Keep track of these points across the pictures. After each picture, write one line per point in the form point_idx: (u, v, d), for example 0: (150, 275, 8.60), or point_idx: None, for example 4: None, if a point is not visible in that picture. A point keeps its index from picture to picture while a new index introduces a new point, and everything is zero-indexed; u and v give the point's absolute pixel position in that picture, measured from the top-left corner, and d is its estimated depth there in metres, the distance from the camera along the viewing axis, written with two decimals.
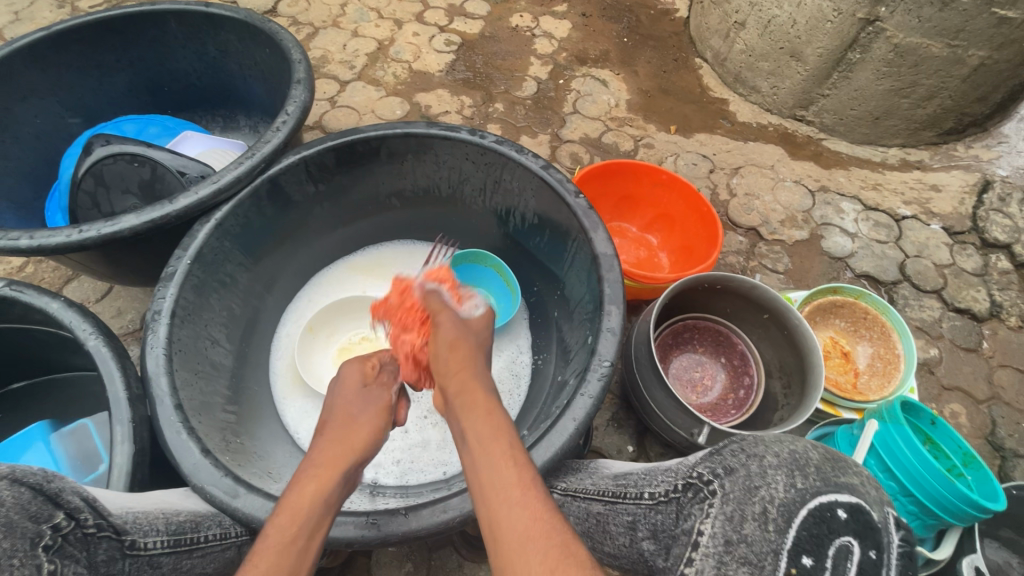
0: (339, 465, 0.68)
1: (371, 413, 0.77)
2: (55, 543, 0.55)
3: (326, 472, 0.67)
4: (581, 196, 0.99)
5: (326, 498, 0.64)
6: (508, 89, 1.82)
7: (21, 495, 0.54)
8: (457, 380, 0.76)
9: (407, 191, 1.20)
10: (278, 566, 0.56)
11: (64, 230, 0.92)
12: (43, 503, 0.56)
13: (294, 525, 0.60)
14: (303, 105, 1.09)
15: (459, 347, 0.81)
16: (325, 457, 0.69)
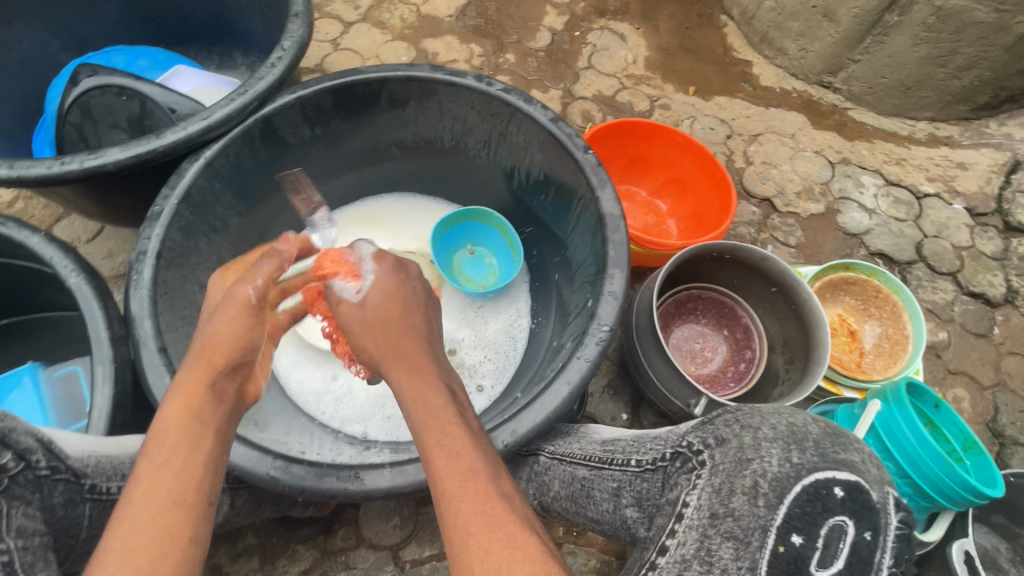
0: (206, 375, 0.62)
1: (234, 320, 0.66)
2: (3, 482, 0.51)
3: (197, 390, 0.60)
4: (590, 152, 0.94)
5: (207, 419, 0.58)
6: (520, 40, 1.73)
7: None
8: (388, 350, 0.69)
9: (408, 141, 1.14)
10: (151, 525, 0.50)
11: (46, 161, 0.87)
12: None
13: (175, 456, 0.55)
14: (300, 41, 1.02)
15: (383, 330, 0.70)
16: (192, 370, 0.62)
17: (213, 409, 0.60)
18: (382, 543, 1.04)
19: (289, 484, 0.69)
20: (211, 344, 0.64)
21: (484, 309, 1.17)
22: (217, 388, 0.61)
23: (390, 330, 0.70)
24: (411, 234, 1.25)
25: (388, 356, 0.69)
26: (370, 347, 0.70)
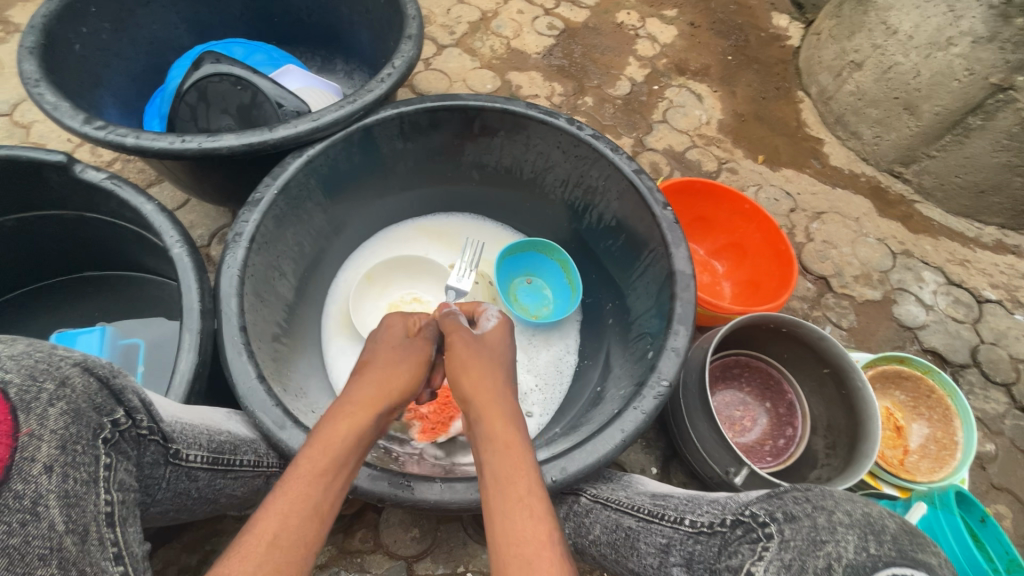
0: (379, 394, 0.72)
1: (412, 359, 0.79)
2: (113, 436, 0.54)
3: (361, 407, 0.69)
4: (669, 209, 0.96)
5: (362, 438, 0.66)
6: (601, 85, 1.79)
7: (90, 383, 0.53)
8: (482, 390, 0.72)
9: (489, 167, 1.19)
10: (292, 526, 0.55)
11: (168, 137, 0.93)
12: (108, 397, 0.54)
13: (329, 468, 0.61)
14: (409, 61, 1.09)
15: (474, 367, 0.75)
16: (366, 391, 0.72)
17: (369, 432, 0.68)
18: (399, 552, 1.05)
19: None
20: (394, 378, 0.75)
21: (533, 339, 1.19)
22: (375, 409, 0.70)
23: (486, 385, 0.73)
24: None
25: (484, 411, 0.69)
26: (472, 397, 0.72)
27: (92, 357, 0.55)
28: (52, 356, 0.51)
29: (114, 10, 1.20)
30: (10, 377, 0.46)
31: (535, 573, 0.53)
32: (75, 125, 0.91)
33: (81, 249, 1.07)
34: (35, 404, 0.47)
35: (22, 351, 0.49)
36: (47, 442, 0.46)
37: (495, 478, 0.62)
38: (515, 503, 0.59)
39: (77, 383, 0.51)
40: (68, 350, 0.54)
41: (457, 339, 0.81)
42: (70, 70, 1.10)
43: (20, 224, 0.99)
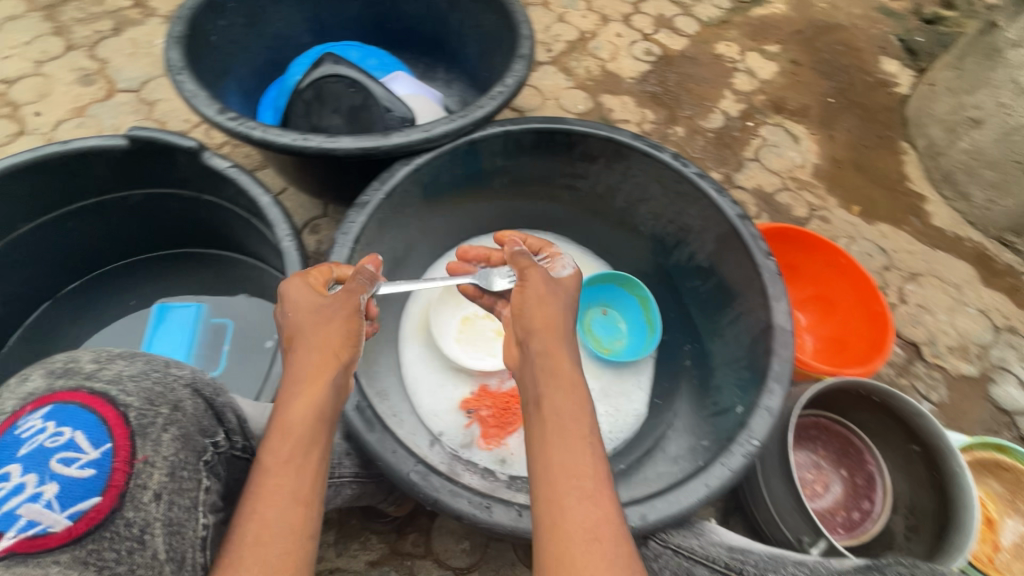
0: (327, 366, 0.67)
1: (343, 316, 0.73)
2: (213, 459, 0.58)
3: (317, 385, 0.65)
4: (771, 259, 0.93)
5: (326, 413, 0.64)
6: (693, 116, 1.76)
7: (197, 405, 0.58)
8: (542, 331, 0.78)
9: (581, 192, 1.19)
10: (274, 515, 0.54)
11: (291, 134, 0.97)
12: (211, 419, 0.59)
13: (292, 453, 0.59)
14: (519, 81, 1.10)
15: (545, 303, 0.81)
16: (311, 364, 0.67)
17: (329, 406, 0.65)
18: (448, 562, 1.06)
19: (424, 492, 0.72)
20: (334, 343, 0.70)
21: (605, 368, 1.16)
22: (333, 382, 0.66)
23: (553, 319, 0.79)
24: None
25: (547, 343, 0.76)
26: (535, 327, 0.79)
27: (199, 377, 0.61)
28: (166, 381, 0.56)
29: (249, 7, 1.27)
30: (131, 400, 0.51)
31: (592, 501, 0.62)
32: (210, 114, 0.98)
33: (189, 226, 1.13)
34: (151, 428, 0.51)
35: (141, 373, 0.54)
36: (158, 469, 0.50)
37: (555, 410, 0.69)
38: (574, 438, 0.67)
39: (186, 406, 0.56)
40: (179, 371, 0.59)
41: (533, 275, 0.86)
42: (205, 61, 1.18)
43: (145, 199, 1.06)
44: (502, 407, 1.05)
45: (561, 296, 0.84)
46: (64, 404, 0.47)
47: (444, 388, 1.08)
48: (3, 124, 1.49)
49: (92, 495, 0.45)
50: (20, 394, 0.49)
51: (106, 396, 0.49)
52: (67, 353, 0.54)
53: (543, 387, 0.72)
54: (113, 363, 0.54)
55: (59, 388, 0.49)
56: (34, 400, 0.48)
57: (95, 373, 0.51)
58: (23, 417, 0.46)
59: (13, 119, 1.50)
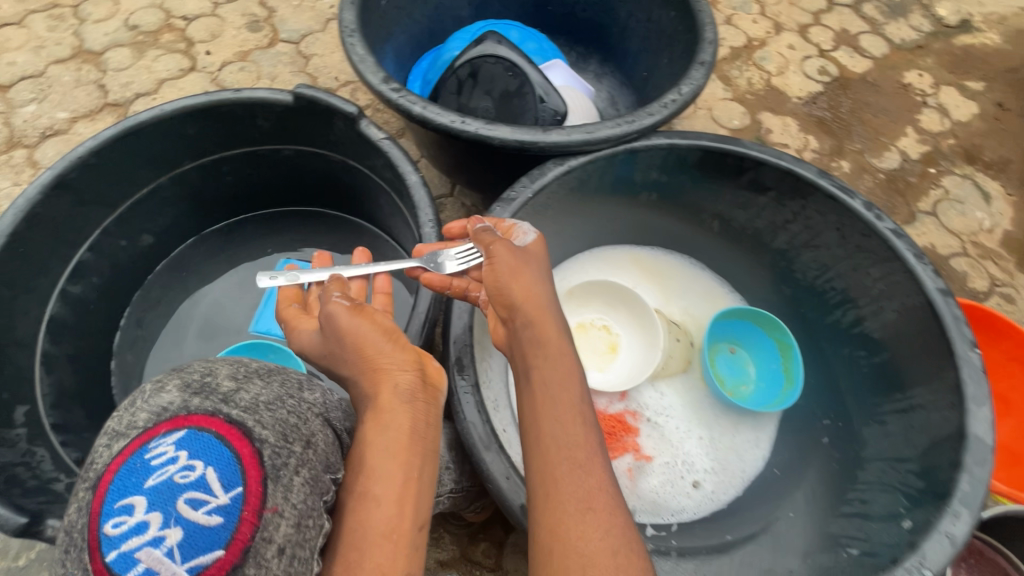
0: (390, 379, 0.59)
1: (358, 322, 0.62)
2: (333, 502, 0.52)
3: (387, 400, 0.57)
4: (976, 351, 0.77)
5: (401, 431, 0.56)
6: (864, 151, 1.55)
7: (327, 438, 0.55)
8: (529, 305, 0.73)
9: (736, 223, 1.06)
10: (366, 554, 0.48)
11: (450, 114, 0.93)
12: (336, 455, 0.55)
13: (377, 483, 0.52)
14: (696, 90, 0.99)
15: (523, 275, 0.74)
16: (369, 381, 0.59)
17: (403, 422, 0.56)
18: None
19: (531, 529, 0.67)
20: (371, 356, 0.60)
21: (721, 420, 1.04)
22: (405, 393, 0.58)
23: (532, 292, 0.74)
24: (682, 306, 1.15)
25: (532, 314, 0.72)
26: (527, 314, 0.72)
27: (328, 407, 0.60)
28: (299, 412, 0.54)
29: None
30: (265, 435, 0.47)
31: (586, 474, 0.63)
32: (375, 83, 0.96)
33: (329, 188, 1.14)
34: (284, 471, 0.46)
35: (273, 402, 0.51)
36: (285, 519, 0.44)
37: (545, 382, 0.69)
38: (566, 412, 0.67)
39: (317, 440, 0.53)
40: (305, 401, 0.56)
41: (500, 249, 0.76)
42: (372, 24, 1.17)
43: (294, 155, 1.08)
44: (607, 429, 1.00)
45: (534, 264, 0.77)
46: (198, 431, 0.43)
47: None
48: (178, 59, 1.59)
49: (216, 549, 0.39)
50: (154, 408, 0.45)
51: (242, 428, 0.45)
52: (203, 368, 0.52)
53: (530, 359, 0.71)
54: (246, 387, 0.51)
55: (196, 410, 0.45)
56: (169, 420, 0.44)
57: (231, 398, 0.48)
58: (156, 439, 0.42)
59: (187, 56, 1.60)
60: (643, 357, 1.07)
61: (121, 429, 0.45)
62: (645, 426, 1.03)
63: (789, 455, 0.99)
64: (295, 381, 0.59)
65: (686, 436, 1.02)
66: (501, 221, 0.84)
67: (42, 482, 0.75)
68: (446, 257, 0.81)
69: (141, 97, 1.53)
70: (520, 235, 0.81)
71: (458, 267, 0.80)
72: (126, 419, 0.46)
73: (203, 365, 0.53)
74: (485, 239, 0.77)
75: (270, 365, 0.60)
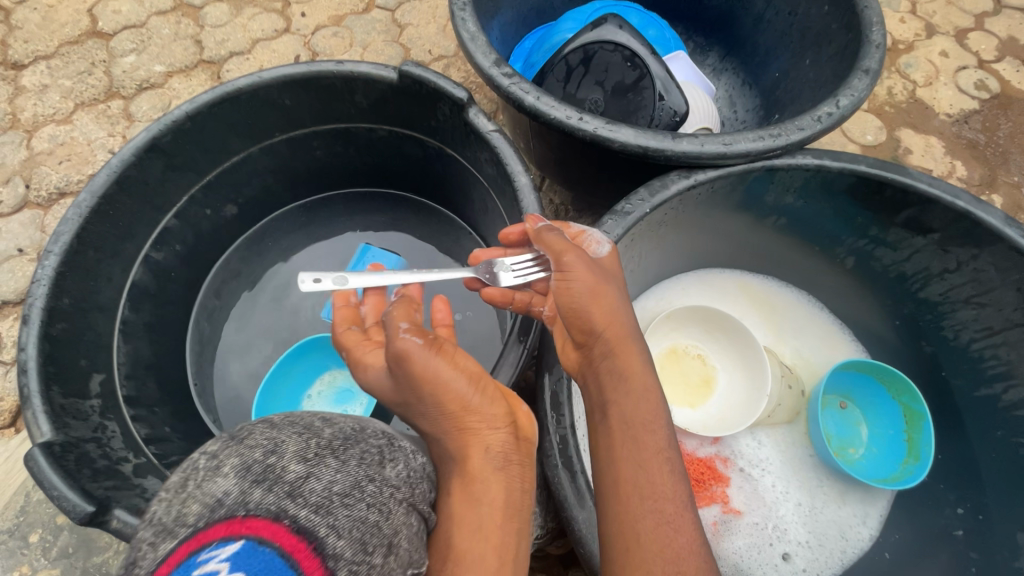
0: (482, 440, 0.53)
1: (439, 368, 0.53)
2: None
3: (478, 469, 0.52)
4: None
5: (494, 506, 0.50)
6: (1022, 185, 1.32)
7: (409, 530, 0.45)
8: (607, 332, 0.60)
9: (878, 263, 0.91)
10: None
11: (566, 108, 0.82)
12: (418, 547, 0.46)
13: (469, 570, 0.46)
14: (857, 102, 0.83)
15: (604, 297, 0.61)
16: (455, 442, 0.53)
17: (499, 495, 0.51)
18: None
19: None
20: (456, 413, 0.53)
21: (824, 489, 0.91)
22: (498, 459, 0.52)
23: (613, 314, 0.61)
24: (795, 347, 1.00)
25: (613, 339, 0.61)
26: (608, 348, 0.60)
27: (412, 482, 0.49)
28: (376, 505, 0.42)
29: None
30: (340, 549, 0.36)
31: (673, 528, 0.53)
32: (486, 65, 0.86)
33: (419, 173, 1.06)
34: None
35: (350, 492, 0.40)
36: None
37: (625, 420, 0.58)
38: (649, 453, 0.56)
39: (399, 542, 0.43)
40: (389, 482, 0.46)
41: (576, 261, 0.62)
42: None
43: (388, 137, 1.00)
44: (695, 475, 0.89)
45: (612, 281, 0.64)
46: (258, 542, 0.33)
47: None
48: (273, 19, 1.55)
49: None
50: (208, 500, 0.36)
51: (312, 542, 0.35)
52: (268, 437, 0.41)
53: (609, 392, 0.59)
54: (318, 470, 0.40)
55: (256, 510, 0.35)
56: (223, 521, 0.34)
57: (299, 490, 0.37)
58: (207, 551, 0.32)
59: (283, 16, 1.55)
60: (745, 397, 0.94)
61: (167, 523, 0.35)
62: (736, 479, 0.91)
63: (908, 541, 0.86)
64: (378, 449, 0.48)
65: (781, 502, 0.90)
66: (568, 226, 0.72)
67: (111, 462, 0.73)
68: (502, 268, 0.74)
69: (234, 57, 1.50)
70: (594, 246, 0.68)
71: (519, 281, 0.72)
72: (174, 508, 0.36)
73: (266, 432, 0.42)
74: (559, 245, 0.63)
75: (346, 425, 0.49)
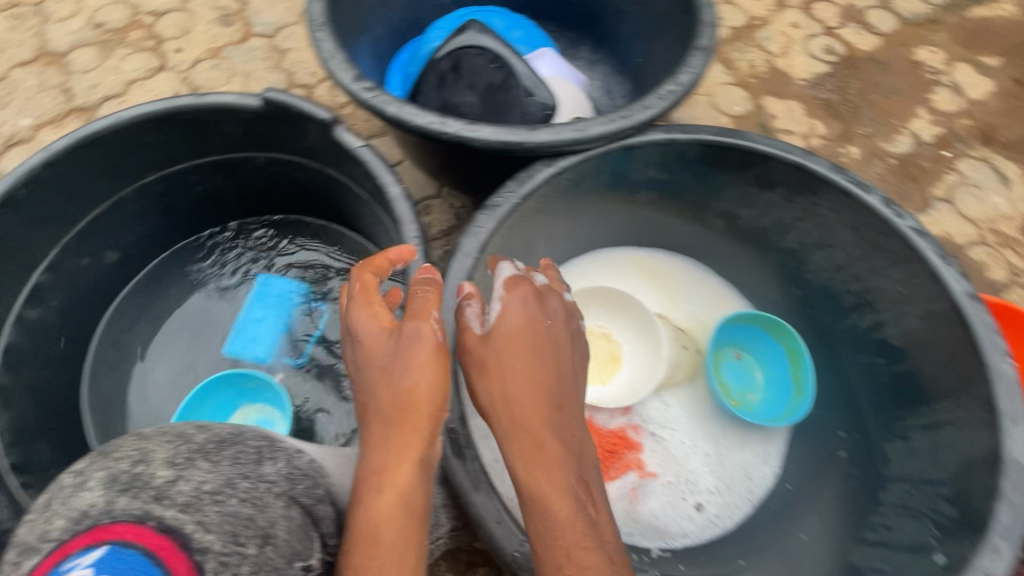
0: (414, 451, 0.60)
1: (430, 371, 0.62)
2: None
3: (405, 476, 0.59)
4: (1011, 361, 0.70)
5: (416, 510, 0.58)
6: (874, 135, 1.46)
7: (290, 521, 0.50)
8: (515, 372, 0.65)
9: (743, 220, 0.98)
10: None
11: (428, 114, 0.85)
12: (303, 537, 0.51)
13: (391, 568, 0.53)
14: (696, 78, 0.91)
15: (525, 341, 0.68)
16: (396, 447, 0.60)
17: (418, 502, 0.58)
18: None
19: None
20: (409, 418, 0.61)
21: (728, 437, 0.97)
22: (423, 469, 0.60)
23: (523, 354, 0.67)
24: (688, 310, 1.08)
25: (517, 380, 0.65)
26: (513, 387, 0.65)
27: (293, 480, 0.56)
28: (250, 499, 0.48)
29: None
30: (209, 540, 0.41)
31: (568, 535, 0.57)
32: (347, 82, 0.88)
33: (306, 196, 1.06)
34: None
35: (219, 489, 0.46)
36: None
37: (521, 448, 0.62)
38: (543, 470, 0.61)
39: (277, 530, 0.48)
40: (264, 477, 0.52)
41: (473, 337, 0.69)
42: (345, 18, 1.09)
43: (267, 163, 1.00)
44: (608, 447, 0.94)
45: (538, 325, 0.69)
46: (123, 545, 0.37)
47: None
48: (146, 58, 1.50)
49: None
50: (73, 513, 0.40)
51: (178, 536, 0.40)
52: (137, 450, 0.47)
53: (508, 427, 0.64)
54: (187, 472, 0.46)
55: (121, 515, 0.40)
56: (86, 531, 0.38)
57: (166, 492, 0.43)
58: (71, 559, 0.36)
59: (156, 54, 1.51)
60: (649, 366, 1.01)
61: (31, 541, 0.40)
62: (648, 445, 0.96)
63: (803, 470, 0.94)
64: (256, 450, 0.55)
65: (691, 456, 0.96)
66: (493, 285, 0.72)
67: None
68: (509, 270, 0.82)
69: (108, 101, 1.45)
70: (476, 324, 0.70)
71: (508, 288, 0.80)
72: (39, 526, 0.41)
73: (136, 445, 0.48)
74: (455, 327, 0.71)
75: (223, 431, 0.55)
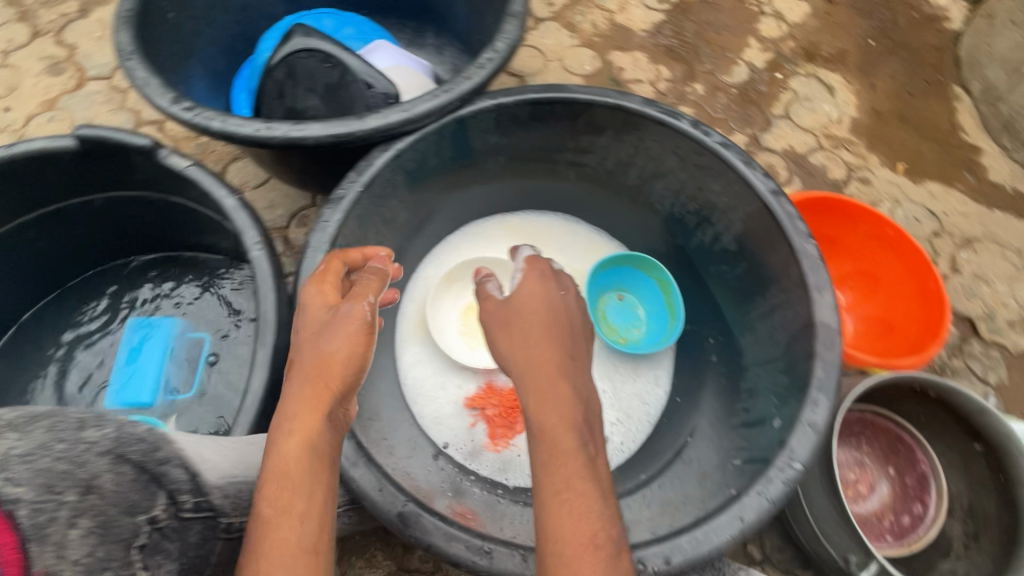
0: (321, 397, 0.62)
1: (353, 342, 0.65)
2: (147, 540, 0.50)
3: (308, 419, 0.61)
4: (812, 242, 0.80)
5: (326, 452, 0.60)
6: (714, 70, 1.58)
7: (125, 476, 0.50)
8: (536, 334, 0.71)
9: (589, 166, 1.05)
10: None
11: (254, 123, 0.86)
12: (144, 487, 0.52)
13: (300, 498, 0.56)
14: (513, 43, 0.95)
15: (532, 305, 0.74)
16: (307, 394, 0.62)
17: (328, 444, 0.61)
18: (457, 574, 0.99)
19: (416, 535, 0.65)
20: (324, 372, 0.63)
21: (619, 368, 1.05)
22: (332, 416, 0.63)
23: (535, 319, 0.73)
24: (565, 261, 1.14)
25: (539, 338, 0.71)
26: (532, 342, 0.71)
27: (137, 434, 0.54)
28: (76, 457, 0.47)
29: None
30: (19, 495, 0.42)
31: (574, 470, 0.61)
32: (164, 105, 0.87)
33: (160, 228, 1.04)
34: (51, 530, 0.42)
35: (35, 452, 0.45)
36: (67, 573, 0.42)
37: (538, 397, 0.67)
38: (560, 416, 0.65)
39: (108, 483, 0.48)
40: (92, 437, 0.49)
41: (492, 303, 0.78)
42: (163, 44, 1.06)
43: (107, 203, 0.97)
44: (510, 405, 0.99)
45: (538, 296, 0.76)
46: None
47: (446, 393, 1.01)
48: None
49: None
50: None
51: None
52: None
53: (526, 382, 0.69)
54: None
55: None
56: None
57: None
58: None
59: None
60: None
61: None
62: None
63: (684, 380, 1.03)
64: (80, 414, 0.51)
65: None
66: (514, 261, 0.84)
67: None
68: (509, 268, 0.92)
69: None
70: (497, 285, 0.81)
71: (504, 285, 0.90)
72: None
73: None
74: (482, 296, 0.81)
75: None
